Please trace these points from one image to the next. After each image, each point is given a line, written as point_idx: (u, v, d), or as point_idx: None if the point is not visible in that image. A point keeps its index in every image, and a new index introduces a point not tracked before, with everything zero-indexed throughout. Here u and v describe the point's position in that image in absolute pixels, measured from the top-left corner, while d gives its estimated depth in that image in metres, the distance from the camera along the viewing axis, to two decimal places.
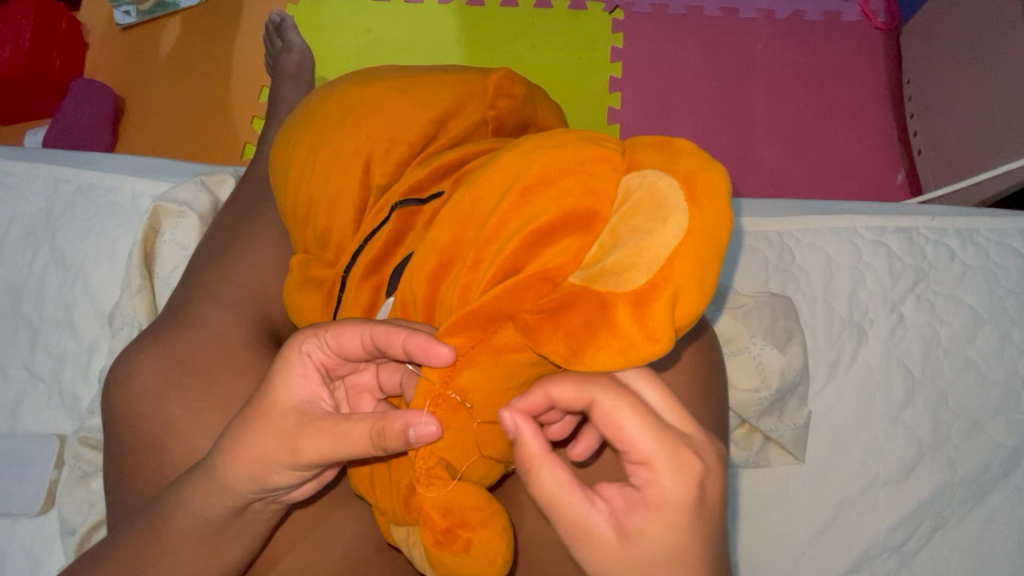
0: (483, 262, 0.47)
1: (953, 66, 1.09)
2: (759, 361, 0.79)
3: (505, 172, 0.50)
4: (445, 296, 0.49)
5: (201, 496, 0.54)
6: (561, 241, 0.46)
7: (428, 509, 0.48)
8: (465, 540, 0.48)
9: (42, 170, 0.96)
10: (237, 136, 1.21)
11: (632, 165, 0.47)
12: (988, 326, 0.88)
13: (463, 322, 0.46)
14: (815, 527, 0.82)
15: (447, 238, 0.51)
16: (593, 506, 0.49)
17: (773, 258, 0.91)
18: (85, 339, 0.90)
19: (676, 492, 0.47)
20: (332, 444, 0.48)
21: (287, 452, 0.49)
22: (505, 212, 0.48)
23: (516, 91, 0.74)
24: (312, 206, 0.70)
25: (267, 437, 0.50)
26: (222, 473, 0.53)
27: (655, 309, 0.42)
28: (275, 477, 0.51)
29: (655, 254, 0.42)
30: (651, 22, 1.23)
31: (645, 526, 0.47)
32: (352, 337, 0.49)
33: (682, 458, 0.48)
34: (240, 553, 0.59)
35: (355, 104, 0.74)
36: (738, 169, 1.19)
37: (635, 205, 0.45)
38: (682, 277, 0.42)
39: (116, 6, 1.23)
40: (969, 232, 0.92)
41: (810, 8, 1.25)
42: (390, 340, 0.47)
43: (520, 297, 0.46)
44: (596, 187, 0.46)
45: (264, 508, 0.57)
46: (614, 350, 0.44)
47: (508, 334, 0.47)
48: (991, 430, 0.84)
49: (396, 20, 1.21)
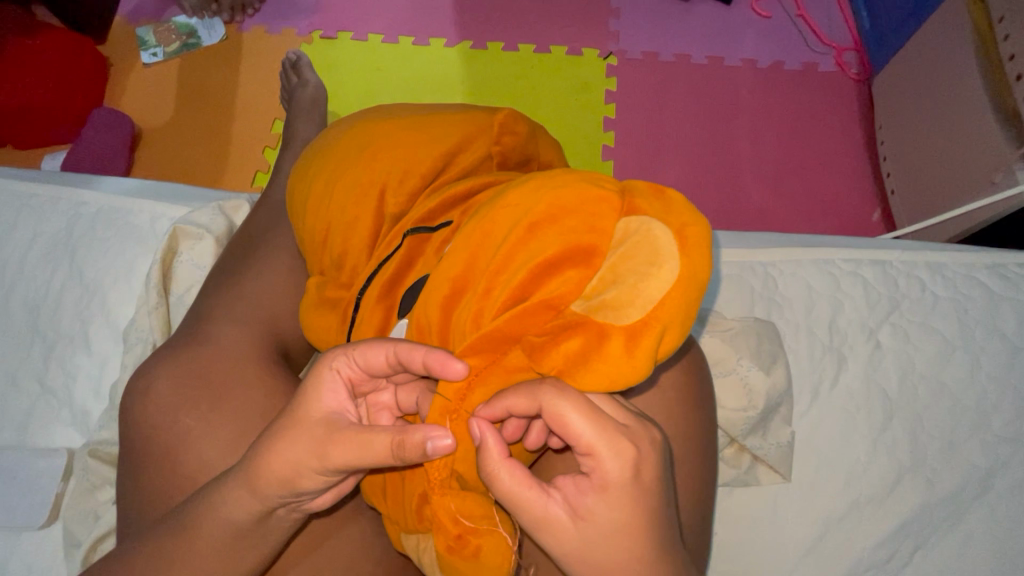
0: (494, 290, 0.52)
1: (918, 115, 1.17)
2: (747, 383, 0.84)
3: (514, 208, 0.55)
4: (458, 320, 0.53)
5: (230, 501, 0.57)
6: (565, 273, 0.50)
7: (441, 518, 0.53)
8: (475, 545, 0.53)
9: (66, 193, 1.00)
10: (249, 164, 1.26)
11: (631, 208, 0.52)
12: (959, 352, 0.93)
13: (477, 345, 0.51)
14: (802, 545, 0.85)
15: (459, 267, 0.55)
16: (550, 497, 0.50)
17: (758, 286, 0.97)
18: (99, 355, 0.93)
19: (618, 475, 0.49)
20: (355, 452, 0.51)
21: (316, 457, 0.53)
22: (514, 245, 0.52)
23: (519, 128, 0.81)
24: (330, 232, 0.75)
25: (298, 444, 0.53)
26: (252, 477, 0.56)
27: (644, 342, 0.48)
28: (303, 482, 0.54)
29: (649, 295, 0.47)
30: (643, 68, 1.31)
31: (595, 507, 0.49)
32: (378, 354, 0.53)
33: (620, 444, 0.49)
34: (259, 559, 0.62)
35: (371, 139, 0.79)
36: (723, 206, 1.27)
37: (633, 247, 0.50)
38: (669, 316, 0.48)
39: (144, 48, 1.30)
40: (937, 265, 0.98)
41: (790, 59, 1.34)
42: (410, 355, 0.51)
43: (527, 323, 0.51)
44: (596, 225, 0.51)
45: (285, 516, 0.60)
46: (602, 374, 0.49)
47: (516, 356, 0.53)
48: (965, 451, 0.89)
49: (403, 61, 1.28)
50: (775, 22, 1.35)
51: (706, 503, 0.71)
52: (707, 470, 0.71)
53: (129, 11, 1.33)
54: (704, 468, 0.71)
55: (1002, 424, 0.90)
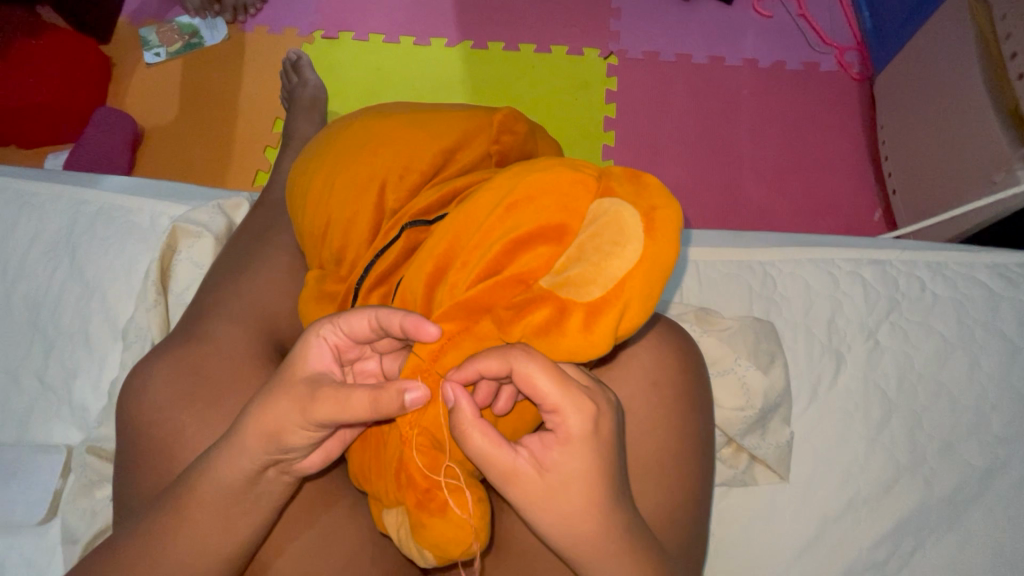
0: (470, 263, 0.54)
1: (920, 115, 1.16)
2: (745, 382, 0.84)
3: (495, 189, 0.57)
4: (435, 294, 0.56)
5: (221, 462, 0.58)
6: (537, 248, 0.53)
7: (412, 470, 0.54)
8: (442, 499, 0.53)
9: (67, 192, 1.01)
10: (250, 164, 1.27)
11: (605, 189, 0.54)
12: (958, 352, 0.92)
13: (451, 313, 0.53)
14: (800, 545, 0.85)
15: (442, 245, 0.57)
16: (517, 453, 0.50)
17: (757, 285, 0.97)
18: (98, 351, 0.93)
19: (580, 429, 0.49)
20: (335, 409, 0.51)
21: (300, 414, 0.53)
22: (491, 222, 0.54)
23: (518, 127, 0.80)
24: (329, 227, 0.75)
25: (284, 403, 0.53)
26: (243, 436, 0.56)
27: (604, 319, 0.49)
28: (288, 438, 0.54)
29: (611, 273, 0.49)
30: (643, 67, 1.31)
31: (560, 460, 0.49)
32: (361, 319, 0.53)
33: (582, 400, 0.49)
34: (254, 529, 0.61)
35: (371, 135, 0.79)
36: (723, 206, 1.27)
37: (601, 226, 0.51)
38: (632, 294, 0.49)
39: (148, 48, 1.31)
40: (937, 265, 0.98)
41: (791, 59, 1.33)
42: (390, 319, 0.51)
43: (497, 294, 0.53)
44: (569, 205, 0.53)
45: (275, 480, 0.60)
46: (563, 348, 0.51)
47: (486, 326, 0.53)
48: (964, 451, 0.88)
49: (403, 61, 1.29)
50: (777, 21, 1.34)
51: (702, 501, 0.70)
52: (702, 469, 0.70)
53: (132, 12, 1.34)
54: (701, 467, 0.70)
55: (1002, 425, 0.89)
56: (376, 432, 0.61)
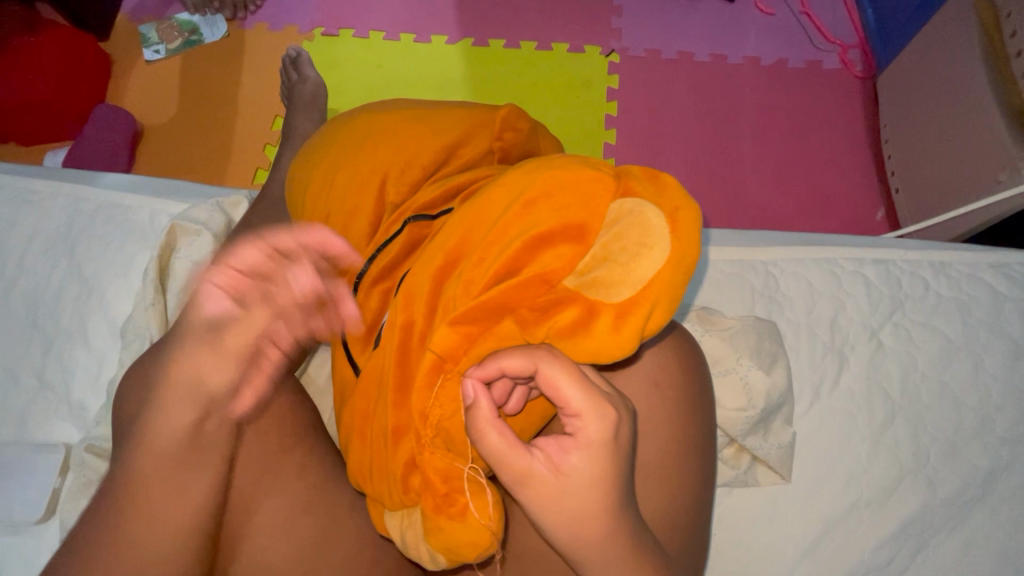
0: (487, 260, 0.53)
1: (924, 113, 1.16)
2: (748, 383, 0.83)
3: (510, 186, 0.56)
4: (449, 291, 0.55)
5: (155, 426, 0.60)
6: (558, 247, 0.52)
7: (430, 474, 0.53)
8: (462, 504, 0.53)
9: (65, 189, 1.01)
10: (251, 161, 1.26)
11: (626, 189, 0.53)
12: (962, 353, 0.92)
13: (472, 314, 0.52)
14: (802, 546, 0.84)
15: (454, 240, 0.57)
16: (533, 456, 0.49)
17: (759, 285, 0.96)
18: (97, 349, 0.93)
19: (600, 435, 0.49)
20: (244, 335, 0.61)
21: (210, 353, 0.61)
22: (509, 218, 0.54)
23: (521, 124, 0.80)
24: (329, 220, 0.74)
25: (195, 351, 0.61)
26: (169, 394, 0.60)
27: (632, 320, 0.49)
28: (209, 382, 0.61)
29: (639, 275, 0.49)
30: (645, 65, 1.30)
31: (578, 465, 0.49)
32: (249, 251, 0.64)
33: (604, 406, 0.49)
34: (209, 493, 0.60)
35: (373, 130, 0.79)
36: (725, 204, 1.26)
37: (626, 226, 0.51)
38: (658, 295, 0.49)
39: (147, 45, 1.30)
40: (942, 265, 0.97)
41: (794, 57, 1.32)
42: (284, 242, 0.65)
43: (520, 294, 0.52)
44: (590, 204, 0.52)
45: (217, 425, 0.62)
46: (588, 349, 0.51)
47: (507, 326, 0.53)
48: (967, 452, 0.88)
49: (404, 58, 1.28)
50: (780, 19, 1.34)
51: (704, 502, 0.70)
52: (704, 470, 0.70)
53: (132, 9, 1.34)
54: (703, 468, 0.70)
55: (1005, 426, 0.89)
56: (378, 435, 0.59)
